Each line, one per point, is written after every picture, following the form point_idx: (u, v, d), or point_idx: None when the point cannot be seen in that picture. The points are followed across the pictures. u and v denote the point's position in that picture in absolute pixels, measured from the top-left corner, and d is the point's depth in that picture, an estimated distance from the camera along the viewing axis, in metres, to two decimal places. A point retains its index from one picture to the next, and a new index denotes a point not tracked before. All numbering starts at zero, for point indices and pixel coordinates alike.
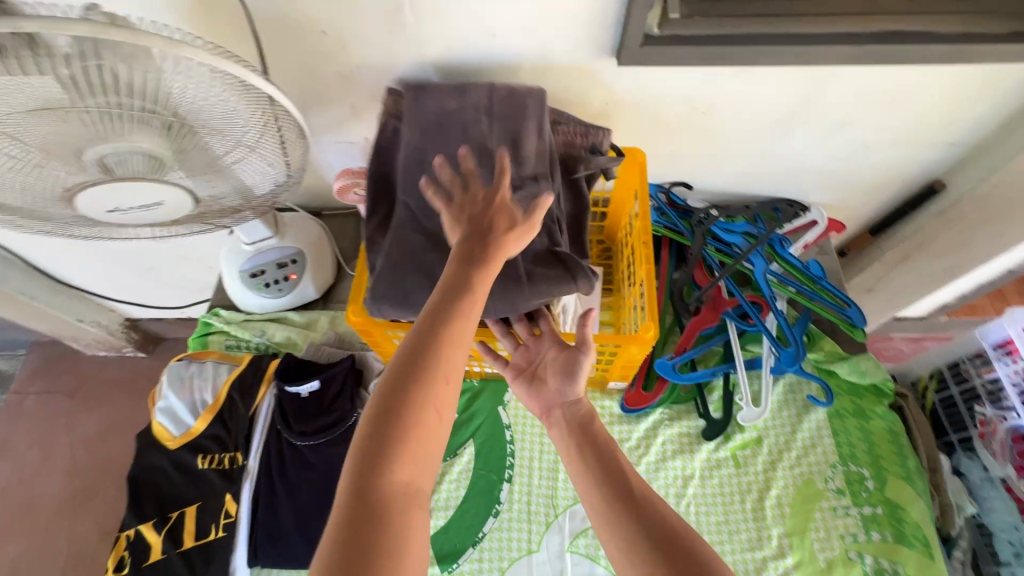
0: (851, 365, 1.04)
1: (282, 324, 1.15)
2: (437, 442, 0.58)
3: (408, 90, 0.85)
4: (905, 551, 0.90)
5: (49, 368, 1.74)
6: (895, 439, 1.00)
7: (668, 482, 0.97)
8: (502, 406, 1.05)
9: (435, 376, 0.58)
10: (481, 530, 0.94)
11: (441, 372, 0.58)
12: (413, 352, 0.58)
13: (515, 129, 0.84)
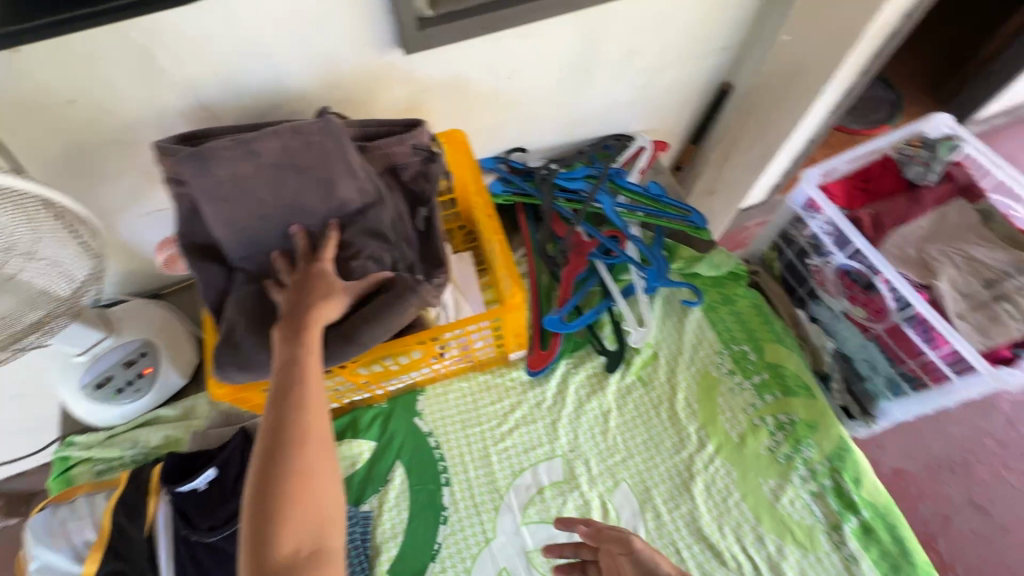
0: (708, 262, 1.16)
1: (155, 426, 1.03)
2: (321, 485, 0.65)
3: (183, 155, 0.72)
4: (794, 400, 1.03)
5: None
6: (760, 311, 1.13)
7: (591, 424, 1.02)
8: (418, 416, 1.04)
9: (299, 423, 0.66)
10: (436, 542, 0.93)
11: (301, 424, 0.66)
12: (273, 428, 0.65)
13: (327, 168, 0.78)
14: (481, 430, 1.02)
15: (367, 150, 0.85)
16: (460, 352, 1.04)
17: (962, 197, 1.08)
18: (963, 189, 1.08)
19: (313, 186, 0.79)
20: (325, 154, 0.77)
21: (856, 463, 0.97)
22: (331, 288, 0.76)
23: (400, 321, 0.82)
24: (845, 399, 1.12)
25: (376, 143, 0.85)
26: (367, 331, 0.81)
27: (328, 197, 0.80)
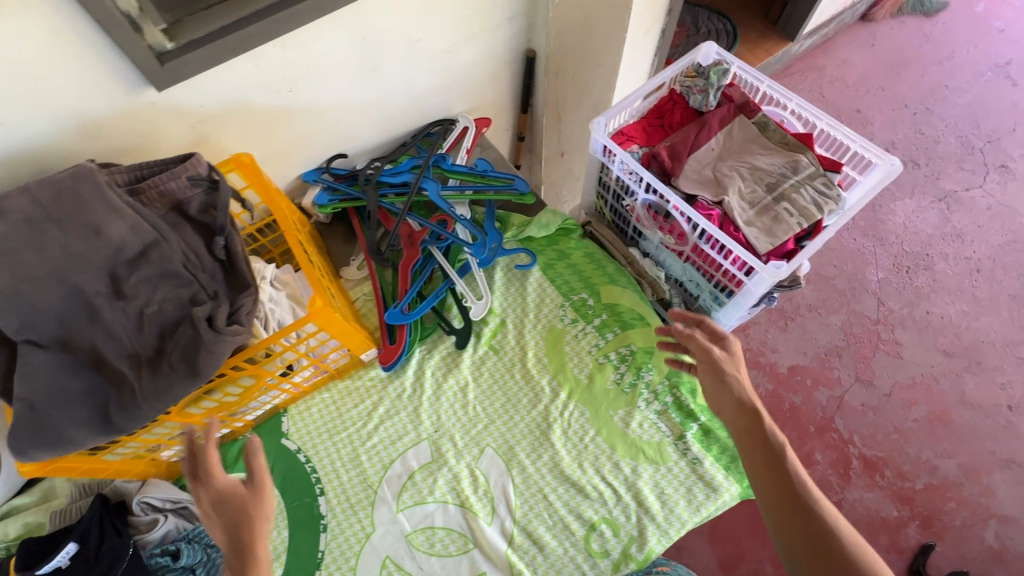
0: (537, 224, 1.21)
1: (11, 517, 0.99)
2: None
3: None
4: (631, 332, 1.11)
5: None
6: (593, 258, 1.20)
7: (451, 401, 1.07)
8: (284, 437, 1.05)
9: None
10: (319, 551, 0.96)
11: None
12: None
13: (89, 214, 0.78)
14: (348, 434, 1.05)
15: (143, 190, 0.85)
16: (311, 367, 1.05)
17: (741, 114, 1.16)
18: (740, 108, 1.17)
19: (82, 235, 0.78)
20: (80, 199, 0.77)
21: (692, 374, 1.06)
22: (242, 501, 0.79)
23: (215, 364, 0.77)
24: (687, 318, 1.20)
25: (147, 182, 0.85)
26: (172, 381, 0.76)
27: (98, 240, 0.79)
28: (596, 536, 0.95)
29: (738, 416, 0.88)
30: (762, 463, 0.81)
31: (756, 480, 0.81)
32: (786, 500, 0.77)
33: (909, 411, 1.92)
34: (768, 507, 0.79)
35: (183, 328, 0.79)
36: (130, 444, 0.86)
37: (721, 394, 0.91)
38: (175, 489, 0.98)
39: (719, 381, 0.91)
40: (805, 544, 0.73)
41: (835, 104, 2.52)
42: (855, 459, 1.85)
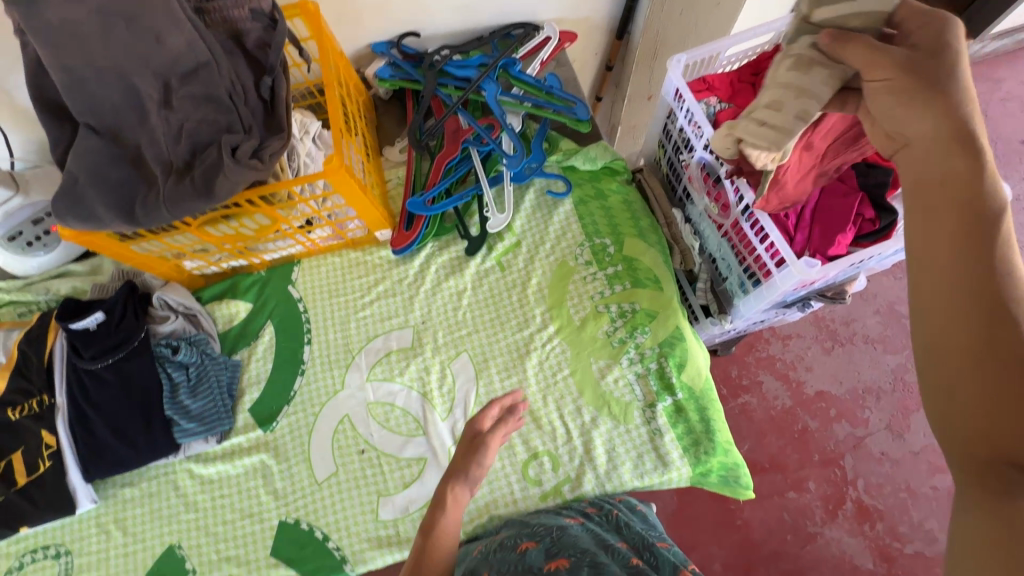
0: (584, 155, 1.15)
1: (65, 278, 1.16)
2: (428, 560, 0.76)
3: None
4: (640, 291, 1.07)
5: None
6: (630, 206, 1.14)
7: (445, 300, 1.09)
8: (291, 285, 1.13)
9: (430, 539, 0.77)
10: (292, 389, 1.06)
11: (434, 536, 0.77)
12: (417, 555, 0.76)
13: None
14: (345, 299, 1.11)
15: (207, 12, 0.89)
16: (328, 228, 1.10)
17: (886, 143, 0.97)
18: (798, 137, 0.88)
19: None
20: None
21: (685, 351, 1.02)
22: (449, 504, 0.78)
23: (230, 186, 0.82)
24: (707, 298, 1.14)
25: (213, 4, 0.88)
26: (188, 189, 0.82)
27: None
28: (534, 464, 0.98)
29: (938, 206, 0.52)
30: (949, 225, 0.50)
31: (927, 243, 0.51)
32: (962, 276, 0.49)
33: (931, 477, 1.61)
34: (929, 286, 0.50)
35: (210, 151, 0.85)
36: (156, 241, 0.97)
37: (914, 114, 0.54)
38: (191, 297, 1.09)
39: (908, 110, 0.54)
40: (971, 369, 0.46)
41: (997, 125, 2.08)
42: (847, 503, 1.58)
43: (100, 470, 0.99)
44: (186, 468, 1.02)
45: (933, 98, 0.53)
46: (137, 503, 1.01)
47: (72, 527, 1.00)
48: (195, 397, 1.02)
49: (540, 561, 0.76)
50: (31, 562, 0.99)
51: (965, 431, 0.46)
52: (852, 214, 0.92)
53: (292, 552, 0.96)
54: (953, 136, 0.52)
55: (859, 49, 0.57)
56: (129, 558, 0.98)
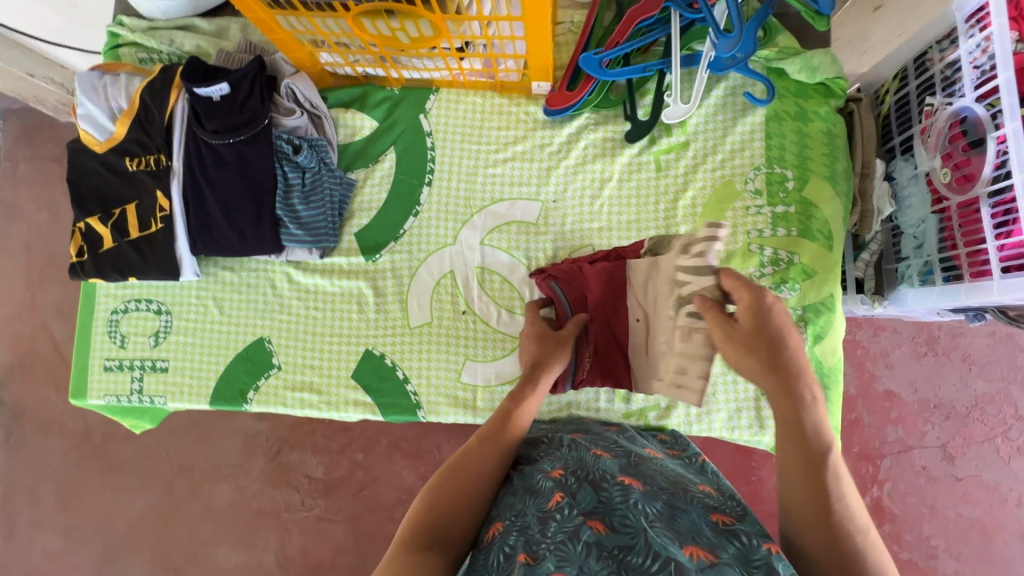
0: (803, 61, 0.93)
1: (189, 33, 1.06)
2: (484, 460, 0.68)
3: None
4: (806, 243, 0.93)
5: (32, 130, 1.55)
6: (831, 141, 0.94)
7: (585, 184, 0.98)
8: (423, 114, 1.02)
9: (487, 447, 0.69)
10: (402, 228, 1.00)
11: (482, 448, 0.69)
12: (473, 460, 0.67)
13: None
14: (477, 149, 1.00)
15: None
16: (482, 61, 0.94)
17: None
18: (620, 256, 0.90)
19: None
20: None
21: (829, 324, 0.91)
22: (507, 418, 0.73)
23: None
24: (865, 272, 0.99)
25: None
26: None
27: None
28: None
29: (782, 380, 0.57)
30: (795, 457, 0.56)
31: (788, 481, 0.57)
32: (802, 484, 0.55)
33: (962, 503, 1.21)
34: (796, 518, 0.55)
35: None
36: (304, 19, 0.84)
37: (753, 365, 0.58)
38: (317, 96, 0.99)
39: (745, 360, 0.59)
40: (811, 529, 0.53)
41: None
42: (862, 498, 1.23)
43: (204, 248, 0.98)
44: (284, 271, 1.01)
45: (770, 360, 0.57)
46: (234, 288, 1.02)
47: (173, 290, 1.03)
48: (307, 205, 0.97)
49: (613, 470, 0.67)
50: (134, 309, 1.04)
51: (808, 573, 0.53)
52: None
53: (371, 381, 0.98)
54: (780, 387, 0.57)
55: (710, 313, 0.62)
56: (222, 335, 1.02)
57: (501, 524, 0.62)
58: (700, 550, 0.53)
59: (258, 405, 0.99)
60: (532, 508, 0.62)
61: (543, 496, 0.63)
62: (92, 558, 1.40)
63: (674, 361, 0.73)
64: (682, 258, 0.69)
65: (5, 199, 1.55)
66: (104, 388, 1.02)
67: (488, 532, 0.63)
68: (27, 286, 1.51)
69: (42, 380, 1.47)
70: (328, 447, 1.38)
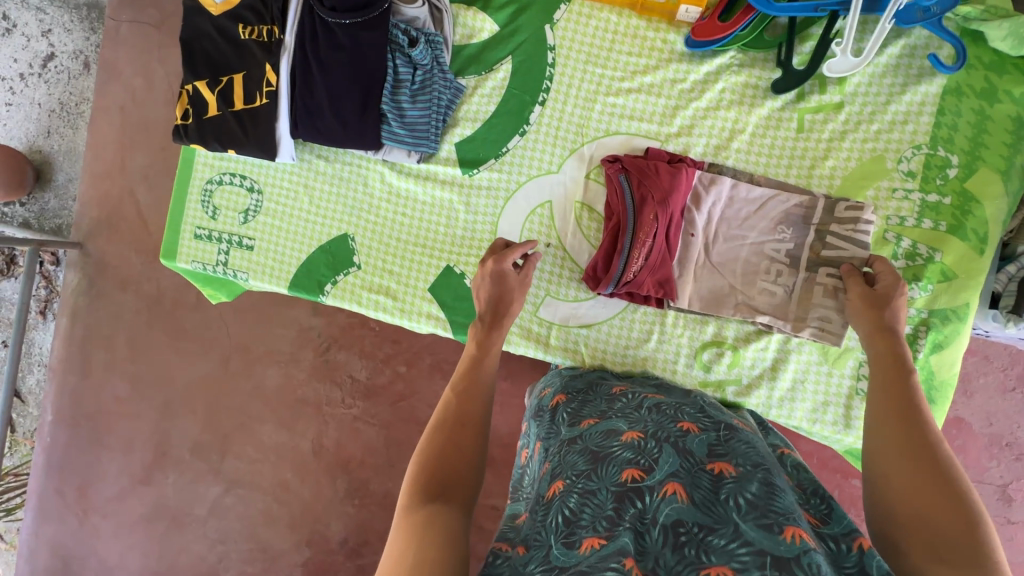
0: (1012, 27, 0.77)
1: None
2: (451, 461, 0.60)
3: None
4: (954, 241, 0.82)
5: None
6: (1017, 128, 0.81)
7: (712, 131, 0.88)
8: (549, 25, 0.93)
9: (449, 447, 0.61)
10: (505, 145, 0.94)
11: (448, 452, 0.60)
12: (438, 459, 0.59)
13: None
14: (601, 73, 0.91)
15: None
16: None
17: None
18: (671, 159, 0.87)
19: None
20: None
21: (955, 333, 0.82)
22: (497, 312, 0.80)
23: None
24: (1006, 287, 0.88)
25: None
26: None
27: None
28: (712, 350, 0.88)
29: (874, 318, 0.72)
30: (888, 377, 0.65)
31: (877, 455, 0.59)
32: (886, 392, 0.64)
33: (1009, 546, 1.14)
34: (890, 483, 0.56)
35: None
36: None
37: (864, 316, 0.74)
38: None
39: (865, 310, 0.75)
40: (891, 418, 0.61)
41: None
42: None
43: (305, 132, 0.96)
44: (379, 170, 0.99)
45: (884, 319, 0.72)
46: (327, 179, 1.01)
47: (268, 170, 1.03)
48: (414, 104, 0.92)
49: (699, 449, 0.63)
50: (227, 183, 1.05)
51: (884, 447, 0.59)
52: None
53: (447, 298, 0.96)
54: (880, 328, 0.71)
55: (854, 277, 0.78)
56: (309, 225, 1.01)
57: (563, 482, 0.62)
58: (799, 532, 0.49)
59: (336, 299, 1.00)
60: (601, 475, 0.60)
61: (615, 463, 0.62)
62: (152, 410, 1.51)
63: (816, 312, 0.83)
64: (835, 224, 0.83)
65: (105, 58, 1.57)
66: (193, 254, 1.05)
67: (551, 489, 0.62)
68: (119, 149, 1.56)
69: (124, 242, 1.54)
70: (378, 354, 1.41)
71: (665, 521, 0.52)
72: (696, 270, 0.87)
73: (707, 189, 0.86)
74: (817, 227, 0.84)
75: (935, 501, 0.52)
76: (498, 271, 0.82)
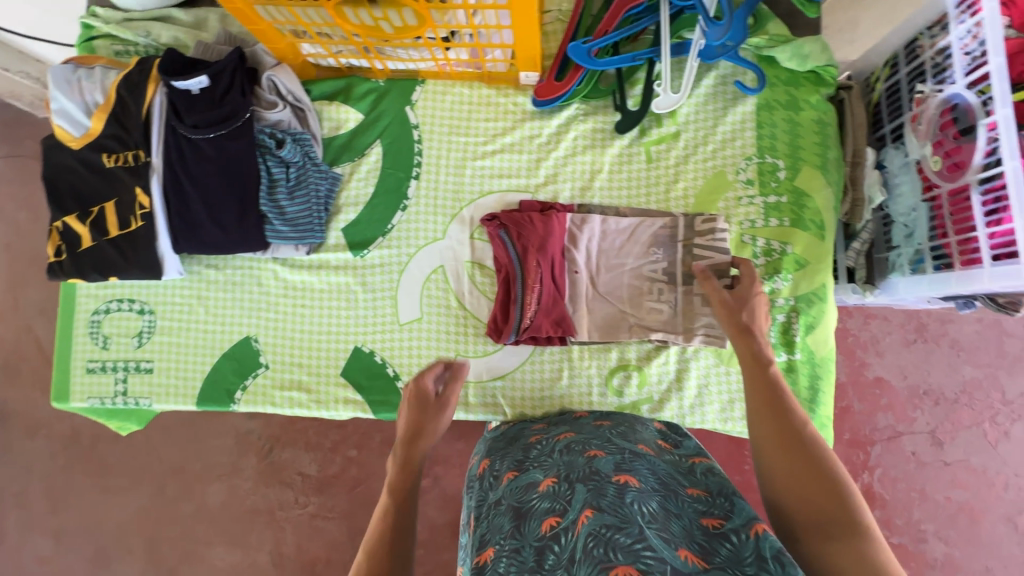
0: (794, 49, 0.92)
1: (167, 24, 1.03)
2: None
3: None
4: (799, 233, 0.92)
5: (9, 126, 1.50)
6: (822, 130, 0.94)
7: (575, 175, 0.96)
8: (409, 106, 0.99)
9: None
10: (390, 223, 0.98)
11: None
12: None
13: None
14: (466, 141, 0.98)
15: None
16: (469, 52, 0.93)
17: None
18: (542, 208, 0.94)
19: None
20: None
21: (820, 313, 0.91)
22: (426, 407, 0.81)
23: None
24: (857, 261, 0.99)
25: None
26: None
27: None
28: (620, 374, 0.93)
29: (733, 323, 0.77)
30: (749, 372, 0.69)
31: (761, 448, 0.61)
32: (751, 384, 0.67)
33: (950, 488, 1.23)
34: (775, 478, 0.59)
35: None
36: (283, 9, 0.82)
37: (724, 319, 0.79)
38: (300, 88, 0.97)
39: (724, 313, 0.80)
40: (757, 409, 0.64)
41: None
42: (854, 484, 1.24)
43: (187, 245, 0.96)
44: (271, 268, 0.99)
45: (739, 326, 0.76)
46: (219, 287, 1.00)
47: (157, 289, 1.01)
48: (293, 200, 0.95)
49: (607, 470, 0.66)
50: (115, 310, 1.02)
51: (766, 441, 0.61)
52: None
53: (361, 379, 0.96)
54: (738, 330, 0.76)
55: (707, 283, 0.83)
56: (208, 336, 1.00)
57: (493, 549, 0.64)
58: (696, 556, 0.53)
59: (247, 405, 0.98)
60: (523, 533, 0.62)
61: (536, 516, 0.64)
62: (84, 561, 1.37)
63: (701, 320, 0.90)
64: (697, 237, 0.92)
65: None
66: (87, 390, 1.00)
67: (485, 556, 0.65)
68: (9, 288, 1.47)
69: (29, 384, 1.43)
70: (325, 443, 1.36)
71: (580, 549, 0.54)
72: (586, 305, 0.92)
73: (579, 228, 0.93)
74: (683, 243, 0.92)
75: (814, 492, 0.55)
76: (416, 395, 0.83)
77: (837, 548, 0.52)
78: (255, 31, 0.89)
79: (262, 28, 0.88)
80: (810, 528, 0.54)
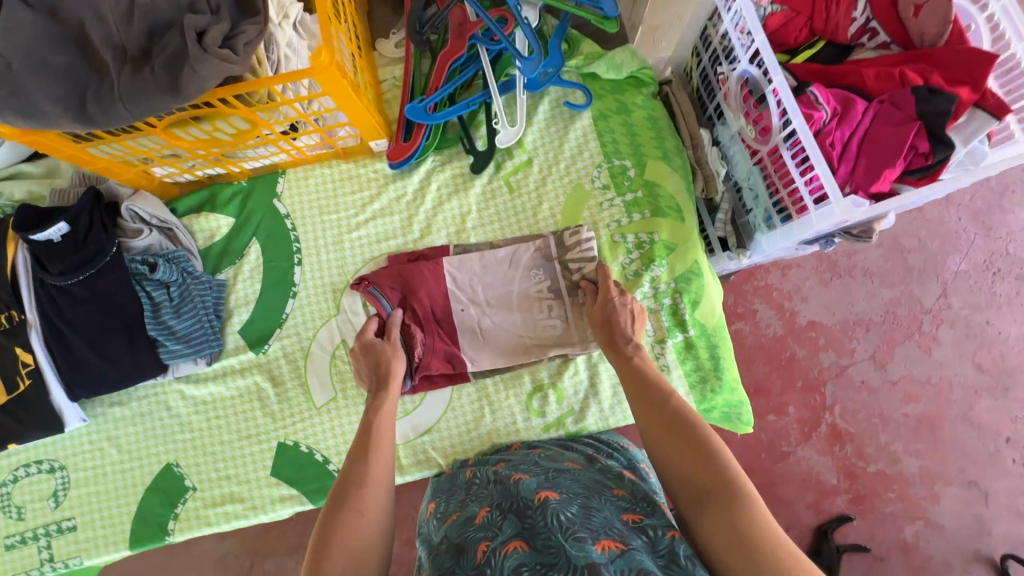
0: (607, 62, 1.01)
1: (18, 181, 1.03)
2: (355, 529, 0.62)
3: None
4: (660, 221, 0.99)
5: None
6: (654, 124, 1.02)
7: (447, 221, 1.01)
8: (276, 198, 1.03)
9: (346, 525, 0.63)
10: (284, 313, 1.00)
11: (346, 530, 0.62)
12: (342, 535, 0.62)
13: None
14: (337, 217, 1.02)
15: None
16: (316, 136, 0.97)
17: (876, 105, 0.86)
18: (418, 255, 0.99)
19: None
20: None
21: (701, 287, 0.97)
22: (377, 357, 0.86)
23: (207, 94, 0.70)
24: (725, 230, 1.04)
25: None
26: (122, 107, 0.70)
27: None
28: (538, 396, 0.96)
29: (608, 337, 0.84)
30: (632, 376, 0.76)
31: (650, 438, 0.67)
32: (636, 385, 0.74)
33: (905, 404, 1.27)
34: (664, 462, 0.63)
35: (174, 34, 0.69)
36: (118, 144, 0.85)
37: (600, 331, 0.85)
38: (163, 208, 0.99)
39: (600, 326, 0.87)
40: (644, 405, 0.70)
41: None
42: (820, 428, 1.26)
43: (83, 390, 0.95)
44: (176, 389, 0.99)
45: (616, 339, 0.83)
46: (127, 422, 0.98)
47: (64, 442, 0.99)
48: (179, 318, 0.95)
49: (532, 489, 0.69)
50: (25, 476, 0.98)
51: (653, 431, 0.67)
52: (906, 142, 0.81)
53: (291, 472, 0.95)
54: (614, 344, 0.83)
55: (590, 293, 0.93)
56: (127, 474, 0.97)
57: None
58: (612, 543, 0.56)
59: (182, 534, 0.95)
60: (461, 564, 0.61)
61: (473, 544, 0.63)
62: None
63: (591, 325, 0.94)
64: (568, 252, 0.97)
65: None
66: (11, 568, 0.95)
67: None
68: None
69: None
70: (306, 542, 1.26)
71: (507, 570, 0.55)
72: (484, 341, 0.96)
73: (459, 269, 0.97)
74: (557, 260, 0.97)
75: (694, 464, 0.60)
76: (364, 345, 0.87)
77: (716, 511, 0.55)
78: (97, 168, 0.91)
79: (103, 163, 0.90)
80: (694, 501, 0.58)
